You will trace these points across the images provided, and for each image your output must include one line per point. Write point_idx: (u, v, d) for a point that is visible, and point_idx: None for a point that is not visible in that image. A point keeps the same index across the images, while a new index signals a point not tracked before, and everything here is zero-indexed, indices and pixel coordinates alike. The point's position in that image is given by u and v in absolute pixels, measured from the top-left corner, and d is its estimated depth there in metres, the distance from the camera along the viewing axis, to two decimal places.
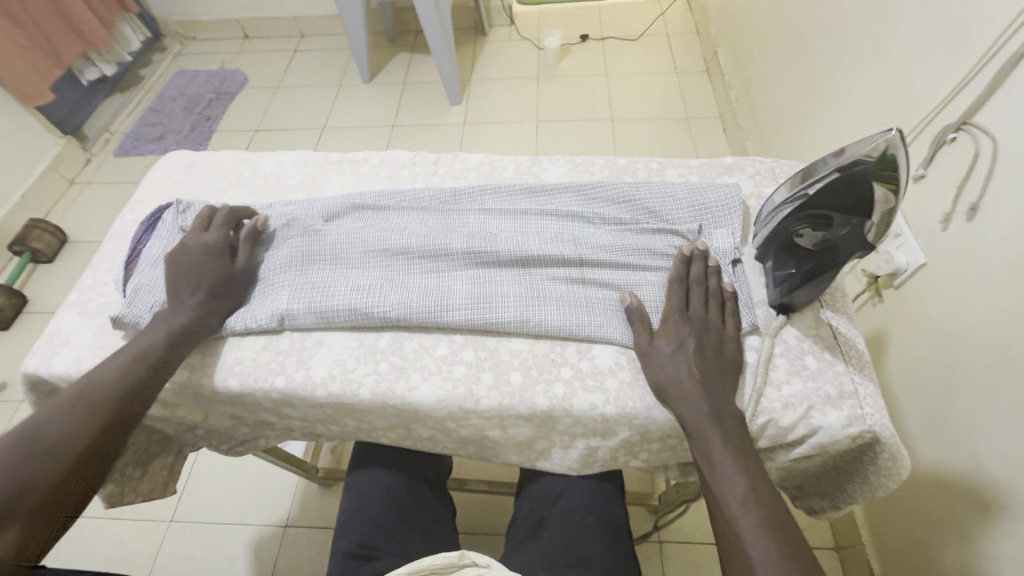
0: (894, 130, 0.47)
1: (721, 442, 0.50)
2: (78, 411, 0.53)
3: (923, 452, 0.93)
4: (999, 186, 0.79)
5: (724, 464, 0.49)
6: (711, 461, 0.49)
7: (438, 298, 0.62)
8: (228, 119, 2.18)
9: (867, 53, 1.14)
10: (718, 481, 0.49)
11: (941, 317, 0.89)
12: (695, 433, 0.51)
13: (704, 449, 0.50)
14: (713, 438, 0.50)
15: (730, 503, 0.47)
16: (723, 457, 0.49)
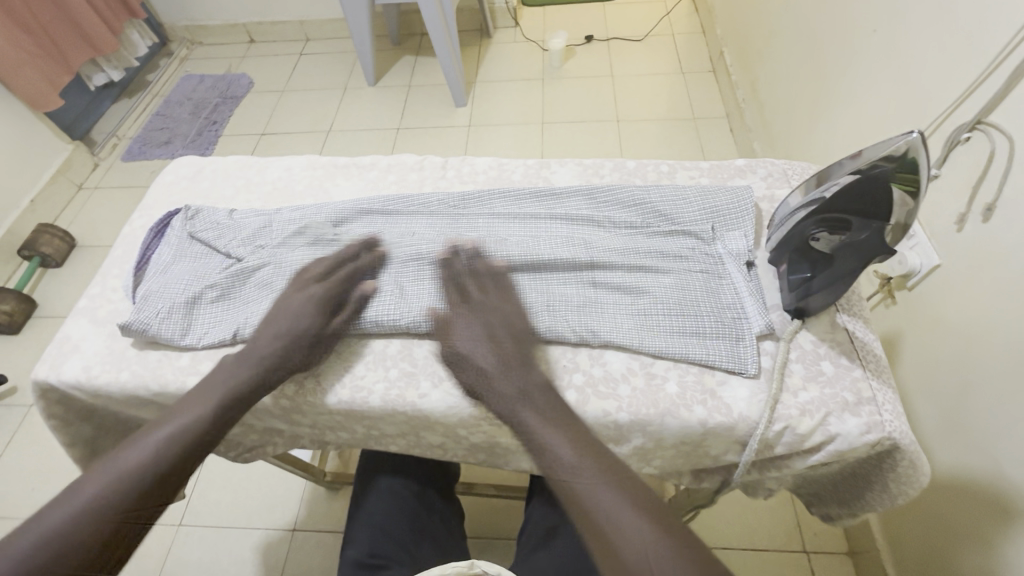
0: (912, 134, 0.47)
1: (571, 443, 0.48)
2: (130, 463, 0.47)
3: (939, 456, 0.92)
4: (1016, 186, 0.78)
5: (583, 466, 0.47)
6: (571, 467, 0.46)
7: (488, 301, 0.60)
8: (235, 123, 2.19)
9: (877, 51, 1.13)
10: (582, 486, 0.45)
11: (957, 320, 0.88)
12: (540, 441, 0.49)
13: (555, 455, 0.48)
14: (558, 439, 0.48)
15: (604, 508, 0.44)
16: (577, 460, 0.47)
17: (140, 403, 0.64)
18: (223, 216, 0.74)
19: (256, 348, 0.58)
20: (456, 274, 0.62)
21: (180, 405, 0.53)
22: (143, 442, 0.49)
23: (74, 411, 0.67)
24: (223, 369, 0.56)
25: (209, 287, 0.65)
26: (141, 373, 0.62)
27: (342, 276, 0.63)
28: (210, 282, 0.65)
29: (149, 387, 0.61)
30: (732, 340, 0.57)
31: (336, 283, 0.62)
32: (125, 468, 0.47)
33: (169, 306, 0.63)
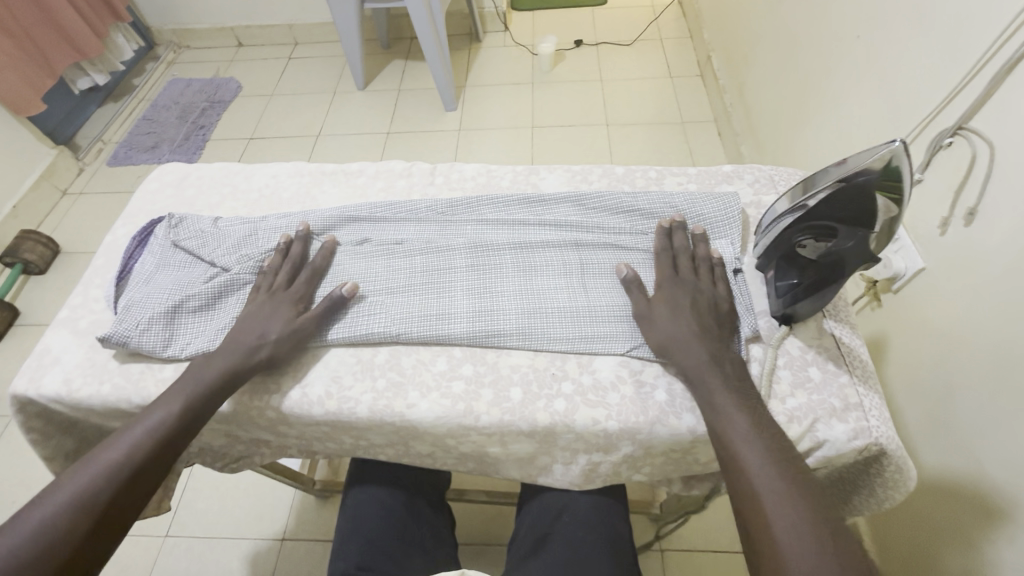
0: (895, 140, 0.46)
1: (725, 391, 0.50)
2: (107, 464, 0.49)
3: (925, 456, 0.92)
4: (998, 191, 0.79)
5: (729, 412, 0.49)
6: (718, 411, 0.49)
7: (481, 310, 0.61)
8: (222, 127, 2.17)
9: (862, 57, 1.15)
10: (723, 424, 0.48)
11: (942, 323, 0.89)
12: (697, 383, 0.52)
13: (708, 397, 0.51)
14: (715, 387, 0.51)
15: (744, 450, 0.46)
16: (729, 405, 0.49)
17: (122, 416, 0.62)
18: (207, 224, 0.73)
19: (238, 347, 0.57)
20: (669, 258, 0.62)
21: (162, 400, 0.53)
22: (114, 447, 0.50)
23: (55, 424, 0.66)
24: (195, 370, 0.56)
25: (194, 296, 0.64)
26: (123, 386, 0.61)
27: (304, 276, 0.64)
28: (192, 292, 0.64)
29: (132, 400, 0.60)
30: (717, 336, 0.57)
31: (301, 285, 0.63)
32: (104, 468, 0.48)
33: (151, 317, 0.62)
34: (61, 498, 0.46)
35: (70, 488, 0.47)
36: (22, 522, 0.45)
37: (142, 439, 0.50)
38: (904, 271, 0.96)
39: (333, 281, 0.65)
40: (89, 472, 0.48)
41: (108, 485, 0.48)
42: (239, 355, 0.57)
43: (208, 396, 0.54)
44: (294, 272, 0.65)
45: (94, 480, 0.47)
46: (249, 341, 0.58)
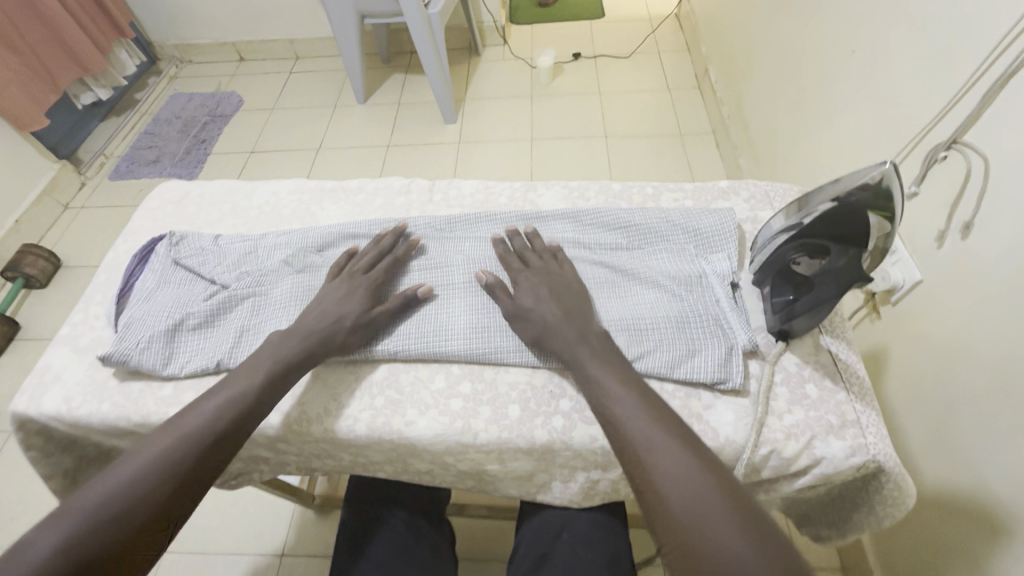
0: (885, 163, 0.48)
1: (628, 400, 0.48)
2: (149, 459, 0.47)
3: (928, 471, 0.92)
4: (993, 204, 0.80)
5: (634, 423, 0.47)
6: (621, 423, 0.47)
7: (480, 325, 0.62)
8: (224, 141, 2.19)
9: (856, 71, 1.16)
10: (630, 437, 0.46)
11: (941, 335, 0.89)
12: (599, 395, 0.50)
13: (608, 408, 0.49)
14: (615, 395, 0.49)
15: (657, 463, 0.44)
16: (635, 415, 0.47)
17: (120, 435, 0.62)
18: (208, 242, 0.73)
19: (268, 348, 0.57)
20: (513, 254, 0.65)
21: (210, 393, 0.53)
22: (170, 435, 0.49)
23: (54, 443, 0.66)
24: (245, 370, 0.55)
25: (192, 315, 0.64)
26: (123, 404, 0.61)
27: (385, 264, 0.66)
28: (193, 309, 0.65)
29: (131, 418, 0.60)
30: (717, 350, 0.57)
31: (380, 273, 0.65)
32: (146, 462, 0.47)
33: (152, 334, 0.63)
34: (102, 492, 0.45)
35: (113, 481, 0.46)
36: (81, 505, 0.44)
37: (200, 428, 0.50)
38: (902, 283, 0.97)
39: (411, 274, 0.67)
40: (135, 465, 0.47)
41: (169, 471, 0.47)
42: (314, 340, 0.58)
43: (260, 392, 0.54)
44: (378, 259, 0.67)
45: (152, 467, 0.47)
46: (316, 325, 0.59)
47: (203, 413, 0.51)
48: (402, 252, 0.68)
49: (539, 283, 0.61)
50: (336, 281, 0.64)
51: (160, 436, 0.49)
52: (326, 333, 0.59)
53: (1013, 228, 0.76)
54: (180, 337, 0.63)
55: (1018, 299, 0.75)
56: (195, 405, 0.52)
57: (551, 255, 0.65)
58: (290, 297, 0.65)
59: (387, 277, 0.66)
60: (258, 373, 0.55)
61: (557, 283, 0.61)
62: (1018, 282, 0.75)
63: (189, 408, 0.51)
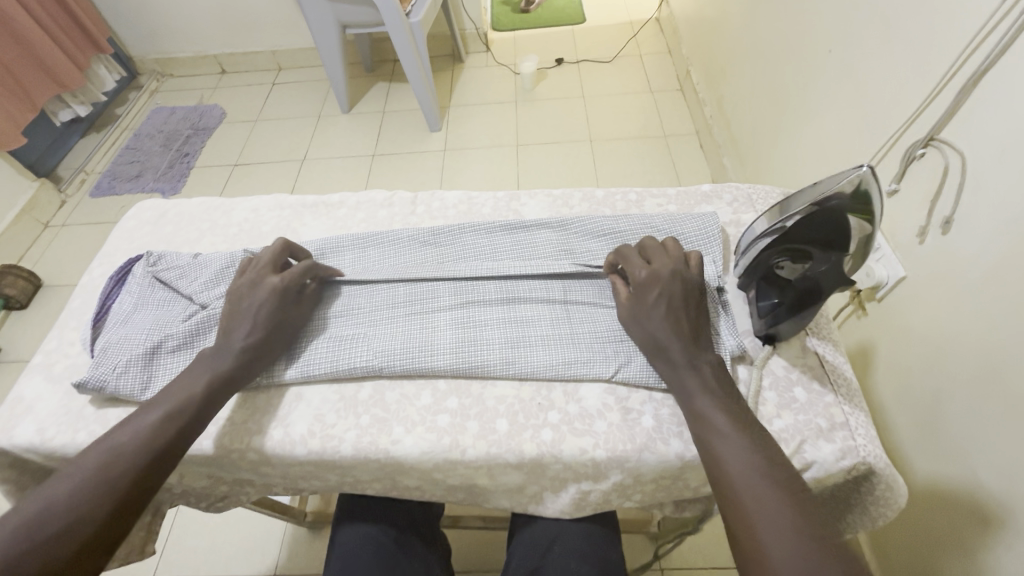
0: (864, 166, 0.47)
1: (733, 440, 0.46)
2: (91, 469, 0.47)
3: (918, 466, 0.93)
4: (971, 199, 0.81)
5: (736, 463, 0.45)
6: (723, 467, 0.45)
7: (467, 337, 0.61)
8: (206, 154, 2.17)
9: (834, 71, 1.17)
10: (734, 479, 0.45)
11: (925, 330, 0.90)
12: (702, 429, 0.48)
13: (712, 448, 0.47)
14: (719, 433, 0.47)
15: (760, 518, 0.42)
16: (740, 456, 0.45)
17: None
18: (186, 259, 0.72)
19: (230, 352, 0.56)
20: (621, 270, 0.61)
21: (156, 401, 0.52)
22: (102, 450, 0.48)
23: (30, 475, 0.63)
24: (181, 382, 0.54)
25: (172, 335, 0.63)
26: (99, 432, 0.59)
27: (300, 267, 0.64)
28: (171, 331, 0.63)
29: None
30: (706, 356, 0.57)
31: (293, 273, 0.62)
32: (87, 473, 0.46)
33: (128, 359, 0.61)
34: (41, 505, 0.44)
35: (54, 493, 0.45)
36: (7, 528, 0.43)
37: (139, 439, 0.49)
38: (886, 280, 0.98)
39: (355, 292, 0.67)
40: (77, 475, 0.46)
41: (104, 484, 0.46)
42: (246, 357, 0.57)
43: (201, 403, 0.53)
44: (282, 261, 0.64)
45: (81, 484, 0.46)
46: (244, 339, 0.57)
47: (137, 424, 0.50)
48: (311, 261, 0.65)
49: (649, 286, 0.57)
50: (242, 284, 0.61)
51: (101, 447, 0.48)
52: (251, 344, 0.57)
53: (991, 222, 0.78)
54: (162, 359, 0.62)
55: (1001, 291, 0.76)
56: (140, 414, 0.51)
57: (676, 250, 0.60)
58: None
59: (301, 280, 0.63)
60: (202, 384, 0.54)
61: (680, 284, 0.57)
62: (1001, 275, 0.76)
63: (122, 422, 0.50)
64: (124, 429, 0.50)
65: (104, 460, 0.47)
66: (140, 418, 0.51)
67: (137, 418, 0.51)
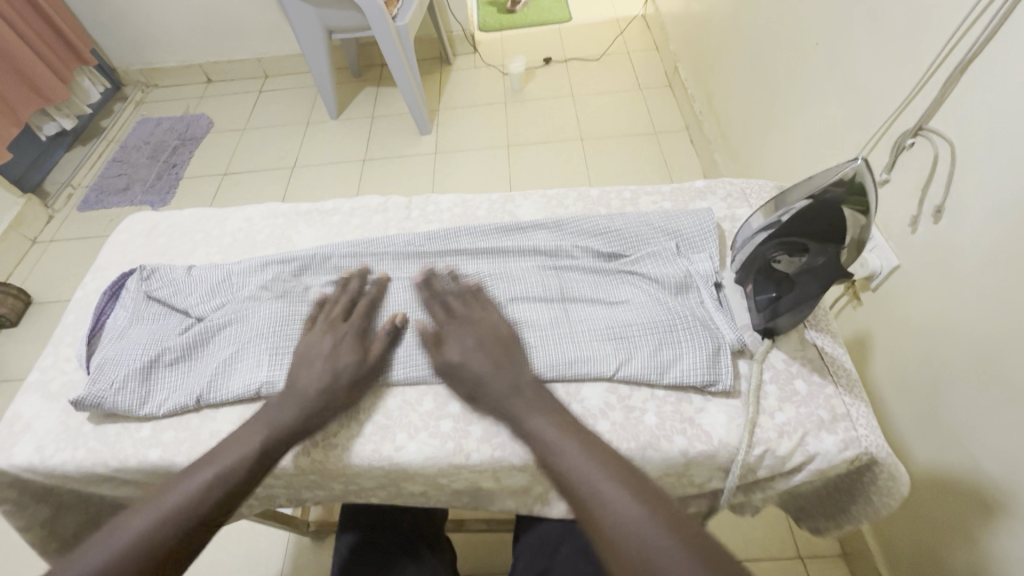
0: (859, 160, 0.50)
1: (572, 445, 0.47)
2: None
3: (917, 453, 0.94)
4: (962, 187, 0.82)
5: (582, 469, 0.46)
6: (571, 474, 0.46)
7: None
8: (195, 164, 2.15)
9: (821, 63, 1.18)
10: (587, 489, 0.44)
11: (919, 318, 0.91)
12: (539, 443, 0.49)
13: (557, 459, 0.47)
14: (562, 442, 0.48)
15: (615, 521, 0.42)
16: (580, 464, 0.46)
17: (98, 481, 0.60)
18: (180, 273, 0.71)
19: (310, 390, 0.55)
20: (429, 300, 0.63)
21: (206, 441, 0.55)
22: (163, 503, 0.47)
23: (30, 494, 0.63)
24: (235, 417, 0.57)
25: (168, 350, 0.62)
26: (99, 449, 0.59)
27: (361, 309, 0.63)
28: (168, 345, 0.63)
29: (109, 464, 0.58)
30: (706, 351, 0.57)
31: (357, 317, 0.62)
32: None
33: (125, 374, 0.60)
34: None
35: None
36: None
37: None
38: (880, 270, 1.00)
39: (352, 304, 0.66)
40: None
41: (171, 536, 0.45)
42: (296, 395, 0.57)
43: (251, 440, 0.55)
44: (352, 304, 0.64)
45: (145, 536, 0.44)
46: (313, 382, 0.56)
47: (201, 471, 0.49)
48: (373, 298, 0.65)
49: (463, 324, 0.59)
50: (312, 332, 0.61)
51: None
52: (327, 380, 0.56)
53: (981, 210, 0.79)
54: (158, 374, 0.61)
55: (995, 278, 0.77)
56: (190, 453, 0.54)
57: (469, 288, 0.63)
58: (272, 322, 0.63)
59: (368, 320, 0.63)
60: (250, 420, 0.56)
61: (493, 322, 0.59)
62: (994, 261, 0.77)
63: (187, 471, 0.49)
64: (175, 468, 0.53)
65: None
66: None
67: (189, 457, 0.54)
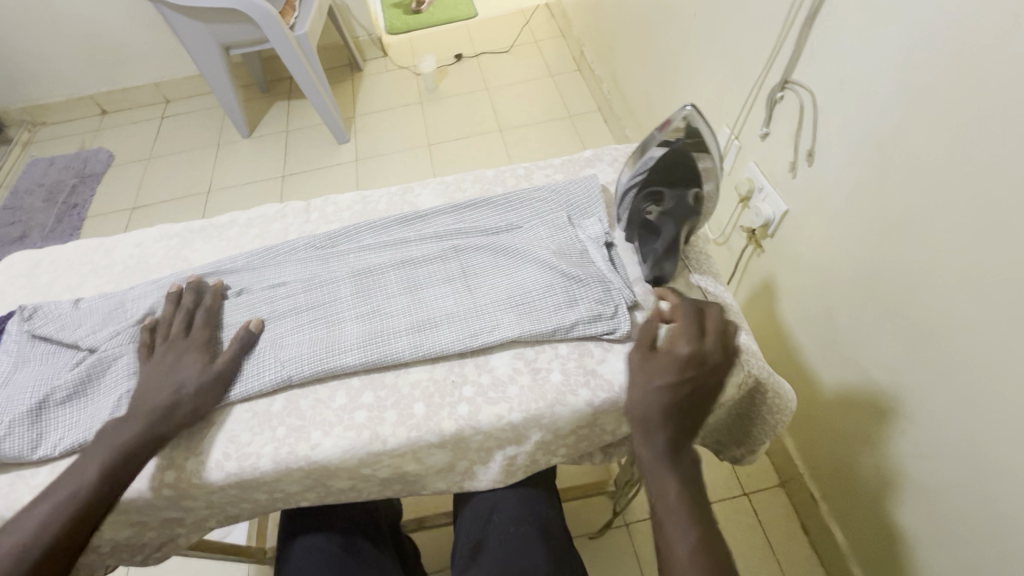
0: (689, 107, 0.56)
1: (665, 470, 0.48)
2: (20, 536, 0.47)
3: (825, 377, 1.03)
4: (825, 130, 0.91)
5: (668, 496, 0.47)
6: (657, 483, 0.48)
7: (375, 329, 0.62)
8: (99, 202, 2.02)
9: (701, 32, 1.26)
10: (667, 525, 0.46)
11: (811, 255, 1.00)
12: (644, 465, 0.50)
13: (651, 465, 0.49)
14: (658, 466, 0.49)
15: (672, 533, 0.45)
16: (670, 489, 0.47)
17: None
18: (66, 308, 0.68)
19: (150, 408, 0.55)
20: (321, 300, 0.65)
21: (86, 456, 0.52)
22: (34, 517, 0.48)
23: None
24: (106, 431, 0.54)
25: (57, 388, 0.59)
26: None
27: (204, 324, 0.63)
28: (58, 382, 0.60)
29: (4, 515, 0.55)
30: (597, 304, 0.61)
31: (194, 333, 0.62)
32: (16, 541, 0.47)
33: (12, 419, 0.57)
34: None
35: None
36: None
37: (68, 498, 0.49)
38: (773, 216, 1.09)
39: (242, 313, 0.65)
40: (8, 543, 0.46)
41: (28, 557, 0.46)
42: (152, 416, 0.54)
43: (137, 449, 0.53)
44: (191, 321, 0.63)
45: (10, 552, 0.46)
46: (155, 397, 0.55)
47: (53, 493, 0.49)
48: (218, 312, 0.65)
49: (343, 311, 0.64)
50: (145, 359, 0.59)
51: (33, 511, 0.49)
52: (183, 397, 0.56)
53: (844, 149, 0.87)
54: (51, 414, 0.58)
55: (863, 208, 0.85)
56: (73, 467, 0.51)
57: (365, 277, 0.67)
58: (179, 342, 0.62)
59: (211, 334, 0.63)
60: (128, 437, 0.53)
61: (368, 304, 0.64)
62: (860, 192, 0.85)
63: (42, 493, 0.50)
64: (56, 487, 0.50)
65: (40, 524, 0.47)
66: (72, 475, 0.50)
67: (69, 475, 0.51)
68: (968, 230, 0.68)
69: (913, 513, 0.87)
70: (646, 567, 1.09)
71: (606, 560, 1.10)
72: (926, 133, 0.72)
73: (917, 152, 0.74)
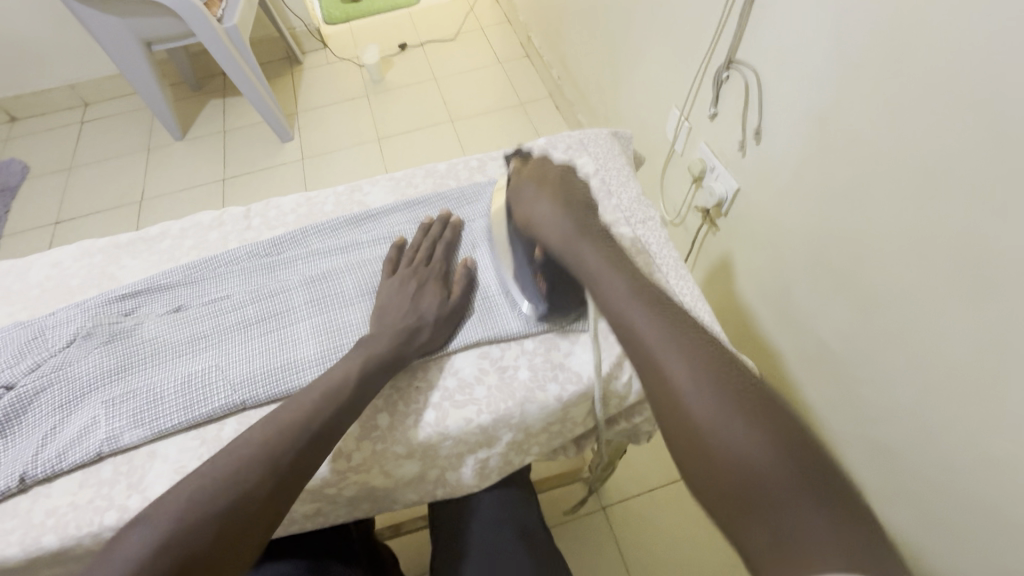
0: None
1: (647, 319, 0.45)
2: (200, 485, 0.43)
3: (782, 344, 1.06)
4: (770, 109, 0.93)
5: (657, 339, 0.43)
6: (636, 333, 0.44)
7: (334, 340, 0.58)
8: (17, 218, 1.85)
9: (645, 14, 1.26)
10: (664, 362, 0.42)
11: (762, 230, 1.03)
12: (646, 356, 0.43)
13: (627, 325, 0.46)
14: (636, 316, 0.46)
15: (671, 367, 0.41)
16: (659, 339, 0.43)
17: None
18: None
19: None
20: (271, 314, 0.61)
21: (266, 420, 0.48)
22: (207, 477, 0.43)
23: None
24: None
25: None
26: None
27: (440, 253, 0.63)
28: None
29: None
30: None
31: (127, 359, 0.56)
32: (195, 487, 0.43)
33: None
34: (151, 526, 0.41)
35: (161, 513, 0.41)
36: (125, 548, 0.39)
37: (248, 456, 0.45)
38: (725, 194, 1.11)
39: (182, 330, 0.60)
40: (179, 500, 0.42)
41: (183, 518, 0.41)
42: None
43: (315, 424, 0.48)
44: (434, 251, 0.64)
45: (180, 508, 0.42)
46: (396, 325, 0.56)
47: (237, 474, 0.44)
48: (449, 238, 0.65)
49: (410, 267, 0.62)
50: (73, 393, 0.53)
51: (220, 460, 0.45)
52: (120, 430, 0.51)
53: (788, 127, 0.89)
54: None
55: (808, 183, 0.88)
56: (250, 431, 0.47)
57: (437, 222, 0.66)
58: (113, 369, 0.57)
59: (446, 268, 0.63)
60: None
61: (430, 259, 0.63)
62: (804, 169, 0.88)
63: (172, 492, 0.43)
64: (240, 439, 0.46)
65: (208, 483, 0.43)
66: (256, 429, 0.47)
67: (260, 424, 0.47)
68: (907, 201, 0.71)
69: (868, 471, 0.92)
70: (625, 548, 1.10)
71: (586, 546, 1.11)
72: (863, 108, 0.74)
73: (855, 128, 0.77)
